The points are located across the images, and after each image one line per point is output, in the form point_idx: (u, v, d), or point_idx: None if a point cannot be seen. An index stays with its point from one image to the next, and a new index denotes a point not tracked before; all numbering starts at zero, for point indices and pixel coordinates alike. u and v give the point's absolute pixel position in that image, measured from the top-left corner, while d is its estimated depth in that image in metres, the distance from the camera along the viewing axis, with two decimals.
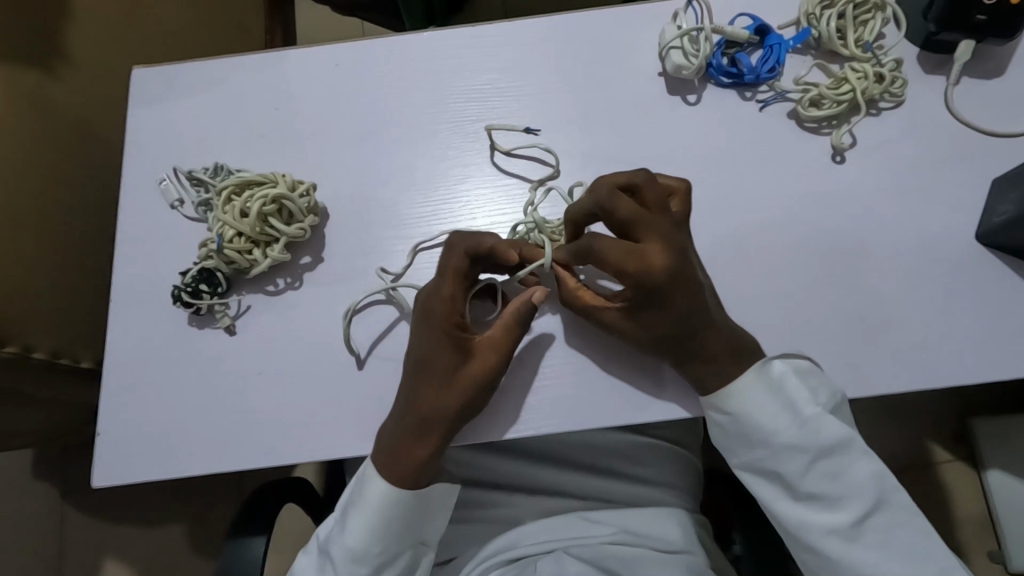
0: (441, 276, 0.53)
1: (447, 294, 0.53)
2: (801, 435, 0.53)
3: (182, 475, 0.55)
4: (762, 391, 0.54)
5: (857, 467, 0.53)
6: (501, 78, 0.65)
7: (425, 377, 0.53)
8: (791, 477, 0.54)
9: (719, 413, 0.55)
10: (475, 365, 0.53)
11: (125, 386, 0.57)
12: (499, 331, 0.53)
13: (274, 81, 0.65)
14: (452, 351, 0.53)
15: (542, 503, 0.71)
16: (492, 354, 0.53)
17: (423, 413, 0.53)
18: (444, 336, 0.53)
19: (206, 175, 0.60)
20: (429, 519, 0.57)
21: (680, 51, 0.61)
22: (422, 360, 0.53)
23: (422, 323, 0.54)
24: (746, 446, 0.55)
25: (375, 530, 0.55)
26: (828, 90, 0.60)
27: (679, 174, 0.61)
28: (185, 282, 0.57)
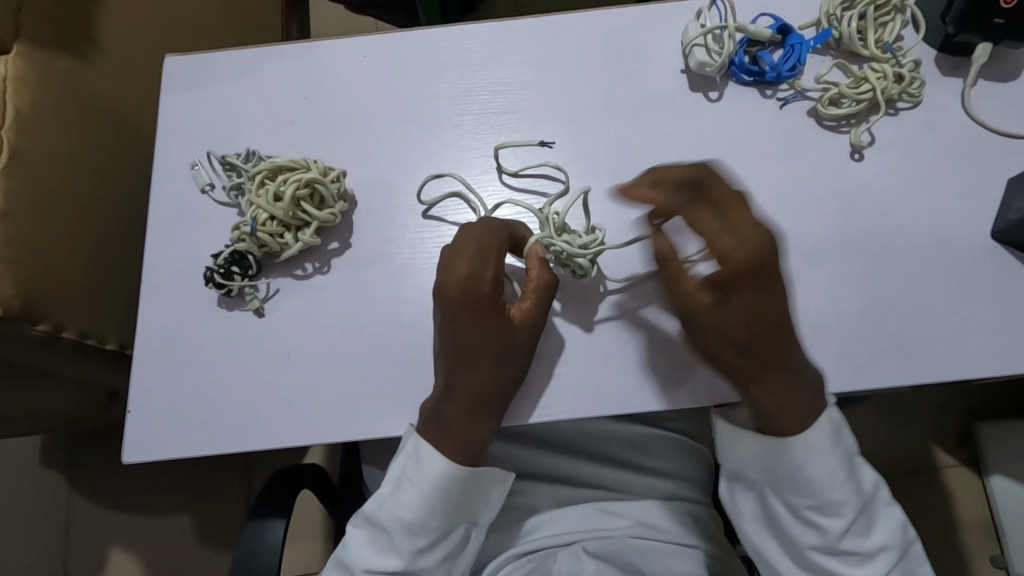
0: (480, 261, 0.53)
1: (490, 278, 0.53)
2: (852, 490, 0.55)
3: (212, 452, 0.56)
4: (830, 434, 0.54)
5: (886, 521, 0.56)
6: (525, 73, 0.66)
7: (479, 357, 0.53)
8: (831, 529, 0.54)
9: (764, 455, 0.55)
10: (527, 329, 0.54)
11: (156, 365, 0.58)
12: (535, 302, 0.54)
13: (304, 70, 0.67)
14: (500, 331, 0.53)
15: (564, 492, 0.72)
16: (535, 326, 0.55)
17: (483, 395, 0.53)
18: (492, 318, 0.53)
19: (238, 160, 0.60)
20: (484, 497, 0.58)
21: (703, 49, 0.63)
22: (471, 342, 0.53)
23: (458, 312, 0.53)
24: (797, 494, 0.55)
25: (432, 502, 0.55)
26: (848, 89, 0.61)
27: (700, 168, 0.63)
28: (217, 264, 0.58)
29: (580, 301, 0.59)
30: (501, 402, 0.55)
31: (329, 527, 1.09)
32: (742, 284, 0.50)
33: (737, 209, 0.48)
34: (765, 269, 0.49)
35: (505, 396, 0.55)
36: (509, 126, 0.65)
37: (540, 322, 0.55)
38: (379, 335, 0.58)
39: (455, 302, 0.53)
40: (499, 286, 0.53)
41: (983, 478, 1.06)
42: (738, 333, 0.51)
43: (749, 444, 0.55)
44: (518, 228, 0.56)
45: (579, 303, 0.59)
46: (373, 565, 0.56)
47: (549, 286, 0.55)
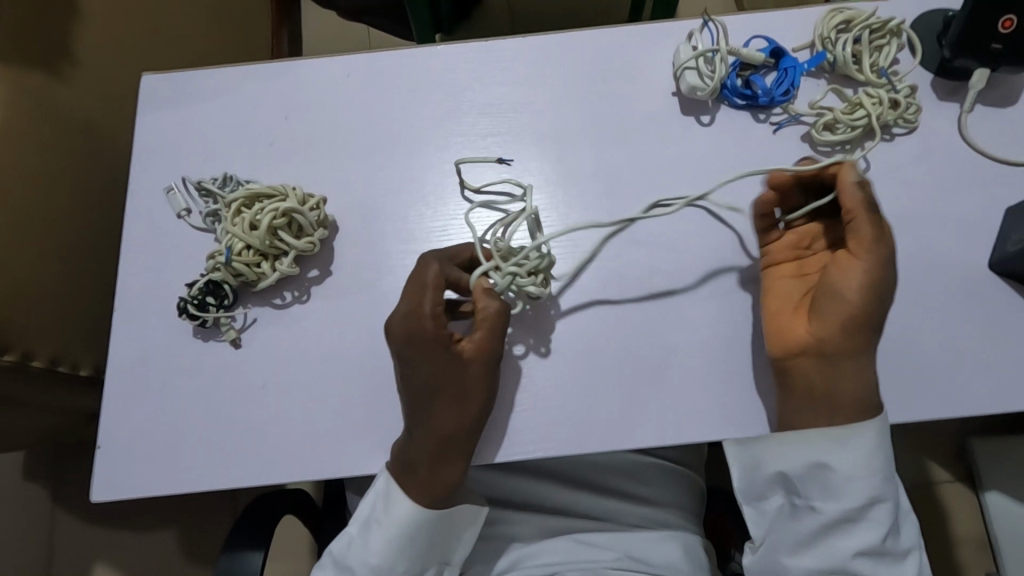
0: (414, 299, 0.52)
1: (427, 315, 0.51)
2: (891, 490, 0.52)
3: (184, 490, 0.54)
4: (879, 436, 0.52)
5: (912, 526, 0.54)
6: (512, 94, 0.65)
7: (431, 396, 0.51)
8: (872, 534, 0.52)
9: (828, 452, 0.52)
10: (477, 363, 0.52)
11: (129, 397, 0.56)
12: (485, 334, 0.52)
13: (286, 90, 0.65)
14: (448, 367, 0.51)
15: (549, 520, 0.70)
16: (486, 358, 0.52)
17: (439, 431, 0.51)
18: (439, 356, 0.51)
19: (215, 185, 0.58)
20: (454, 538, 0.57)
21: (695, 72, 0.61)
22: (421, 385, 0.51)
23: (404, 352, 0.52)
24: (842, 494, 0.52)
25: (398, 548, 0.54)
26: (843, 115, 0.59)
27: (691, 194, 0.61)
28: (192, 294, 0.56)
29: (531, 322, 0.58)
30: (463, 441, 0.52)
31: (316, 545, 1.07)
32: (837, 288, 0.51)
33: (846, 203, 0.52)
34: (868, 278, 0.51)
35: (464, 432, 0.52)
36: (491, 153, 0.63)
37: (492, 353, 0.52)
38: (359, 367, 0.57)
39: (400, 341, 0.51)
40: (439, 321, 0.52)
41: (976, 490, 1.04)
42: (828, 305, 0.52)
43: (806, 441, 0.53)
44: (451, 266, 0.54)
45: (533, 325, 0.58)
46: None
47: (496, 318, 0.52)
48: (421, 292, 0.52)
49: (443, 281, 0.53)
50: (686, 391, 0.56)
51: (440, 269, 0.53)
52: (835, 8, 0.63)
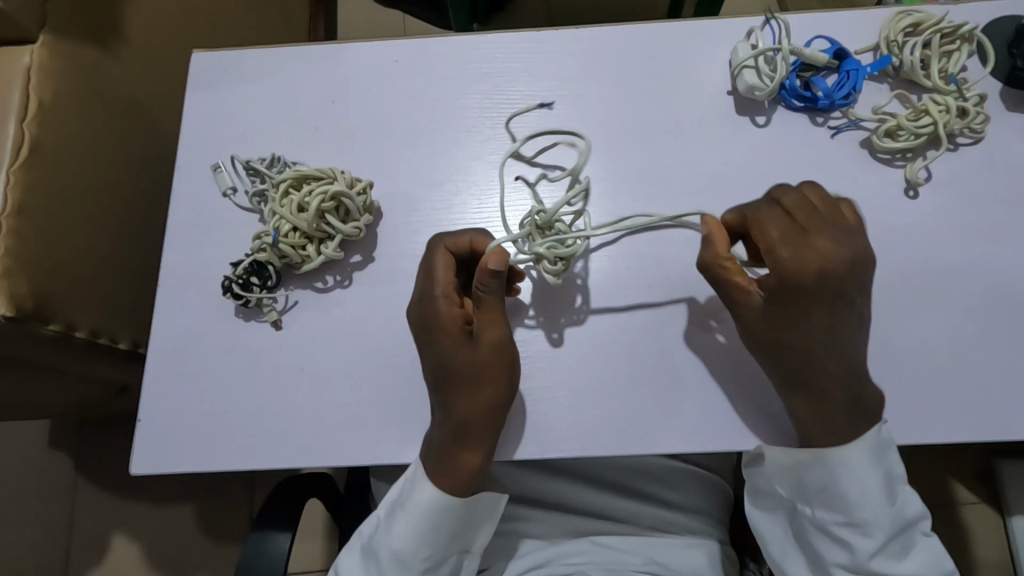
0: (426, 282, 0.52)
1: (439, 299, 0.51)
2: (887, 513, 0.50)
3: (220, 469, 0.54)
4: (867, 454, 0.50)
5: (923, 550, 0.52)
6: (562, 86, 0.64)
7: (445, 380, 0.51)
8: (857, 551, 0.51)
9: (806, 465, 0.51)
10: (488, 342, 0.51)
11: (170, 372, 0.56)
12: (494, 308, 0.52)
13: (335, 72, 0.64)
14: (462, 350, 0.51)
15: (571, 520, 0.69)
16: (498, 341, 0.52)
17: (456, 415, 0.51)
18: (451, 338, 0.51)
19: (262, 165, 0.58)
20: (475, 528, 0.56)
21: (753, 71, 0.59)
22: (435, 364, 0.51)
23: (421, 333, 0.52)
24: (825, 506, 0.52)
25: (423, 535, 0.54)
26: (907, 121, 0.57)
27: (743, 196, 0.59)
28: (236, 274, 0.56)
29: (557, 299, 0.57)
30: (478, 425, 0.51)
31: (332, 529, 1.07)
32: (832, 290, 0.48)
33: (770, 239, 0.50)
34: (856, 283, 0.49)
35: (478, 418, 0.51)
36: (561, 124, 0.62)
37: (503, 338, 0.52)
38: (399, 355, 0.56)
39: (418, 322, 0.52)
40: (453, 302, 0.52)
41: (1003, 516, 0.97)
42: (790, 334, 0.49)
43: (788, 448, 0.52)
44: (463, 240, 0.53)
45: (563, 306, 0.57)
46: None
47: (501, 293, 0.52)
48: (433, 275, 0.52)
49: (455, 264, 0.53)
50: (731, 399, 0.54)
51: (452, 252, 0.53)
52: (902, 11, 0.61)
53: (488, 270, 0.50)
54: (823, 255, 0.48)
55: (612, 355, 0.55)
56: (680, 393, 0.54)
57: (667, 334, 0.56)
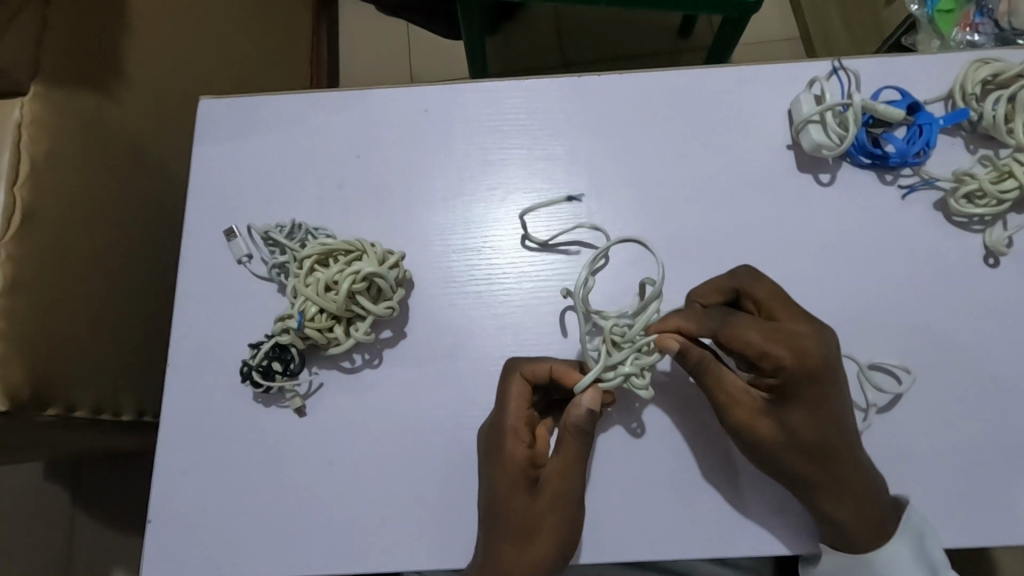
0: (495, 407, 0.48)
1: (505, 430, 0.47)
2: None
3: (241, 574, 0.49)
4: (910, 555, 0.47)
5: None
6: (607, 139, 0.58)
7: (497, 524, 0.46)
8: None
9: None
10: (552, 493, 0.46)
11: (182, 464, 0.51)
12: (567, 455, 0.46)
13: (359, 122, 0.59)
14: (521, 495, 0.46)
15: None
16: (561, 497, 0.46)
17: (504, 569, 0.45)
18: (512, 477, 0.46)
19: (281, 236, 0.52)
20: None
21: (819, 126, 0.54)
22: (492, 504, 0.46)
23: (482, 463, 0.48)
24: None
25: None
26: (990, 184, 0.52)
27: (807, 263, 0.55)
28: (255, 360, 0.50)
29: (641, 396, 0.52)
30: None
31: None
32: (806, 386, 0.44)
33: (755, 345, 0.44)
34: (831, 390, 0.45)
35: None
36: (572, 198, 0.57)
37: (568, 494, 0.46)
38: (437, 445, 0.51)
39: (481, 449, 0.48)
40: (522, 436, 0.47)
41: None
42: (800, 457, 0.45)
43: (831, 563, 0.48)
44: (542, 368, 0.48)
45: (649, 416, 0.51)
46: None
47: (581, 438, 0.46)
48: (504, 400, 0.48)
49: (528, 394, 0.48)
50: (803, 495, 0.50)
51: (528, 379, 0.48)
52: (979, 60, 0.56)
53: (581, 406, 0.46)
54: (813, 354, 0.44)
55: (672, 444, 0.51)
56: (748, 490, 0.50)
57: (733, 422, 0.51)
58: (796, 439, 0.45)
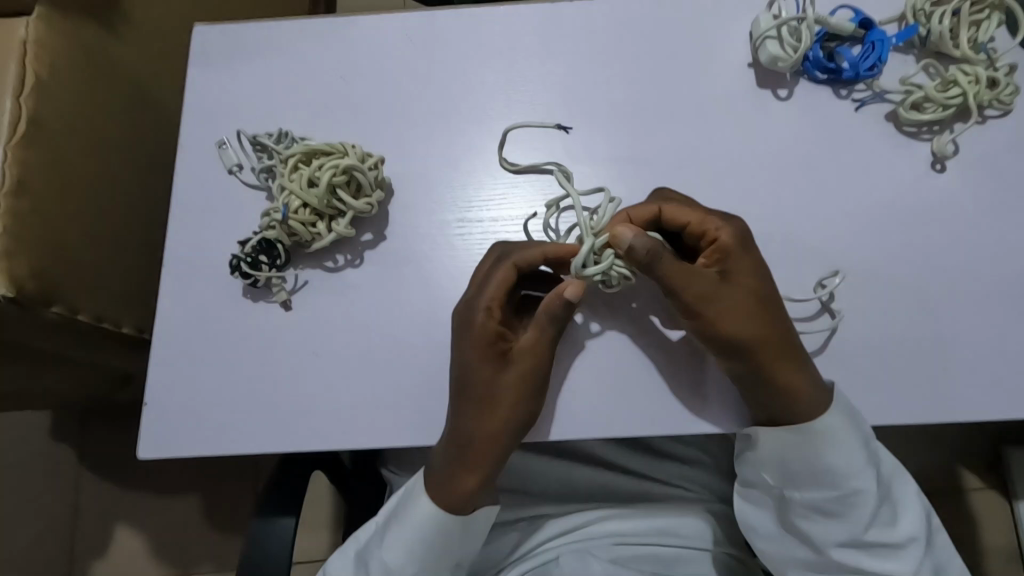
0: (473, 290, 0.51)
1: (480, 308, 0.50)
2: (871, 475, 0.51)
3: (230, 452, 0.53)
4: (848, 429, 0.50)
5: (908, 510, 0.53)
6: (579, 60, 0.61)
7: (462, 394, 0.50)
8: (852, 525, 0.52)
9: (794, 452, 0.51)
10: (518, 369, 0.50)
11: (175, 355, 0.55)
12: (538, 334, 0.50)
13: (343, 46, 0.62)
14: (490, 369, 0.50)
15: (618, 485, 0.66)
16: (525, 374, 0.50)
17: (464, 432, 0.50)
18: (482, 352, 0.50)
19: (270, 140, 0.56)
20: (472, 539, 0.54)
21: (776, 42, 0.58)
22: (463, 376, 0.50)
23: (456, 339, 0.51)
24: (818, 488, 0.52)
25: (410, 549, 0.52)
26: (935, 93, 0.56)
27: (766, 171, 0.58)
28: (244, 252, 0.54)
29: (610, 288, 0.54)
30: (485, 448, 0.50)
31: (339, 518, 1.05)
32: (745, 256, 0.50)
33: (696, 218, 0.51)
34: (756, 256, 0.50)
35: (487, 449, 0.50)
36: (546, 118, 0.60)
37: (533, 372, 0.50)
38: (413, 336, 0.55)
39: (455, 327, 0.51)
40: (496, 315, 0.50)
41: (1010, 500, 0.97)
42: (755, 323, 0.48)
43: (778, 434, 0.51)
44: (527, 259, 0.51)
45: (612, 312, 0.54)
46: None
47: (554, 319, 0.49)
48: (482, 284, 0.51)
49: (511, 280, 0.51)
50: None
51: (516, 268, 0.51)
52: None
53: (562, 296, 0.49)
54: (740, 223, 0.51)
55: (639, 334, 0.53)
56: (706, 376, 0.52)
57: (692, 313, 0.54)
58: (750, 299, 0.49)
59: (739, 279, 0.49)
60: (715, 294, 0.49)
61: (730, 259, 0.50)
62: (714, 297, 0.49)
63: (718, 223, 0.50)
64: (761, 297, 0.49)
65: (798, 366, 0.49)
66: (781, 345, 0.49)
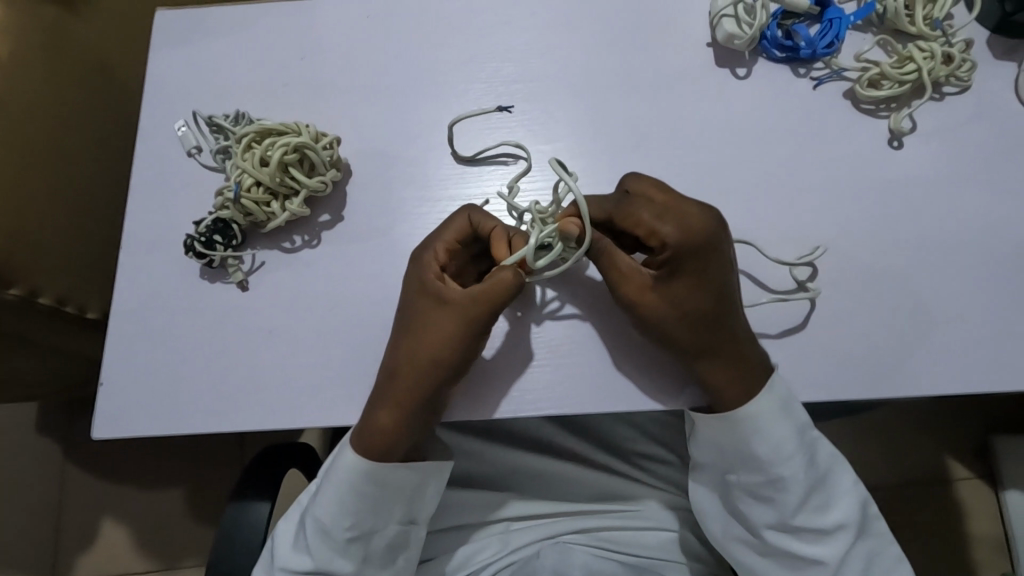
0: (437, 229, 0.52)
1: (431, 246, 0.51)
2: (803, 459, 0.50)
3: (185, 431, 0.53)
4: (777, 414, 0.49)
5: (842, 498, 0.52)
6: (539, 40, 0.61)
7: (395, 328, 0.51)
8: (780, 508, 0.51)
9: (725, 432, 0.51)
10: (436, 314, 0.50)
11: (132, 335, 0.55)
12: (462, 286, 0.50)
13: (304, 29, 0.62)
14: (443, 320, 0.49)
15: (606, 481, 0.64)
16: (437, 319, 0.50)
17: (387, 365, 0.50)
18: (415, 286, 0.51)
19: (226, 121, 0.56)
20: (418, 497, 0.54)
21: (732, 20, 0.58)
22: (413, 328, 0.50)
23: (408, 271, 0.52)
24: (747, 470, 0.51)
25: (344, 503, 0.52)
26: (890, 69, 0.56)
27: (725, 149, 0.57)
28: (199, 232, 0.54)
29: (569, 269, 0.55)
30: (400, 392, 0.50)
31: None
32: (691, 265, 0.48)
33: (647, 224, 0.49)
34: (709, 265, 0.48)
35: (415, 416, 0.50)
36: (505, 99, 0.60)
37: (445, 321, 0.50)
38: (368, 314, 0.54)
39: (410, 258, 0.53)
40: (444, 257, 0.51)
41: (996, 490, 0.97)
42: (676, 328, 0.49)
43: (705, 418, 0.51)
44: (485, 218, 0.51)
45: (568, 291, 0.54)
46: (290, 565, 0.53)
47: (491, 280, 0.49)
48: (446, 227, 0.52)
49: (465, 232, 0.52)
50: None
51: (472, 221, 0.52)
52: None
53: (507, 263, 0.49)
54: (699, 227, 0.48)
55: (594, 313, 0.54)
56: (658, 353, 0.53)
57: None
58: (679, 309, 0.49)
59: (677, 288, 0.49)
60: (646, 301, 0.49)
61: (674, 267, 0.48)
62: (644, 305, 0.49)
63: (665, 229, 0.48)
64: (698, 307, 0.48)
65: (730, 370, 0.49)
66: (704, 351, 0.49)
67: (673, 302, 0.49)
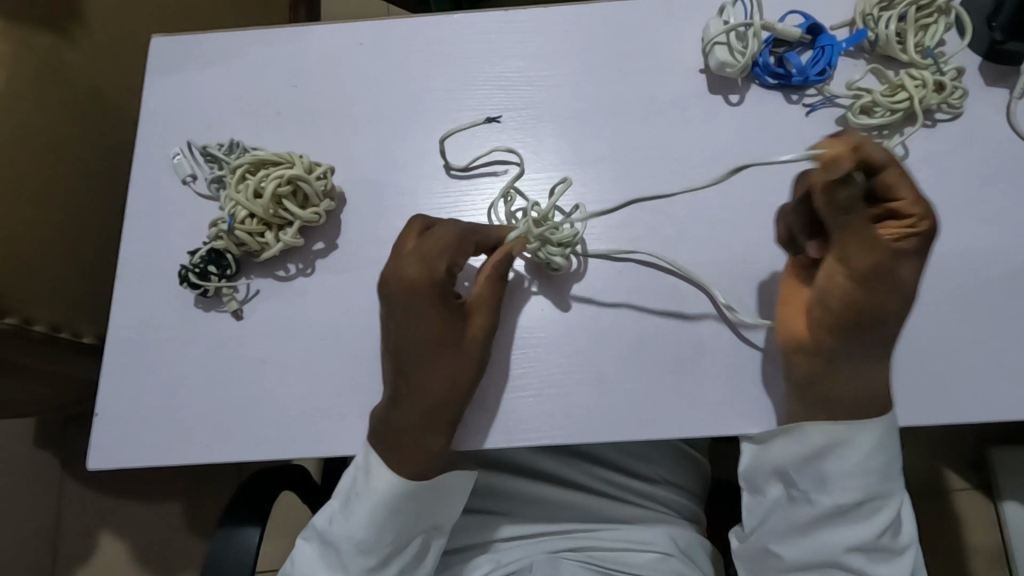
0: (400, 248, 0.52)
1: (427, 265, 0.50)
2: (893, 481, 0.50)
3: (179, 462, 0.53)
4: (883, 433, 0.49)
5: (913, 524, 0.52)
6: (532, 67, 0.62)
7: (422, 359, 0.50)
8: (868, 527, 0.50)
9: (829, 446, 0.50)
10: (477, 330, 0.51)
11: (127, 365, 0.55)
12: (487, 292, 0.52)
13: (299, 56, 0.62)
14: (449, 330, 0.51)
15: (602, 506, 0.64)
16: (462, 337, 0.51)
17: (429, 399, 0.50)
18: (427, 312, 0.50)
19: (220, 151, 0.58)
20: (446, 504, 0.54)
21: (724, 47, 0.58)
22: (404, 343, 0.51)
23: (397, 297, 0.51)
24: (842, 486, 0.50)
25: (381, 520, 0.52)
26: (882, 97, 0.56)
27: (717, 175, 0.57)
28: (193, 263, 0.55)
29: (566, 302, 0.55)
30: (449, 414, 0.50)
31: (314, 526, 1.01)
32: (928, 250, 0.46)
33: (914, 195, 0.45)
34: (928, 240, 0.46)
35: (406, 411, 0.50)
36: (500, 127, 0.60)
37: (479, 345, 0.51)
38: (361, 344, 0.55)
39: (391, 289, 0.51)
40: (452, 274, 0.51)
41: (995, 502, 0.96)
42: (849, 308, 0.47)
43: (811, 429, 0.50)
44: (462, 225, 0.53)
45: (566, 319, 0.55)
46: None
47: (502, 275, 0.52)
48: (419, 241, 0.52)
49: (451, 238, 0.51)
50: (711, 393, 0.53)
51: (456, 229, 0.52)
52: None
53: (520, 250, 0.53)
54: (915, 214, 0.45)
55: (587, 342, 0.54)
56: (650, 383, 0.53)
57: (701, 320, 0.54)
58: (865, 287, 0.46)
59: (901, 268, 0.45)
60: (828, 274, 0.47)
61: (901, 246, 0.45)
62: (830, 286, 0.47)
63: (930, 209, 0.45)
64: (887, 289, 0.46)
65: (852, 368, 0.49)
66: (875, 341, 0.48)
67: (834, 279, 0.47)
